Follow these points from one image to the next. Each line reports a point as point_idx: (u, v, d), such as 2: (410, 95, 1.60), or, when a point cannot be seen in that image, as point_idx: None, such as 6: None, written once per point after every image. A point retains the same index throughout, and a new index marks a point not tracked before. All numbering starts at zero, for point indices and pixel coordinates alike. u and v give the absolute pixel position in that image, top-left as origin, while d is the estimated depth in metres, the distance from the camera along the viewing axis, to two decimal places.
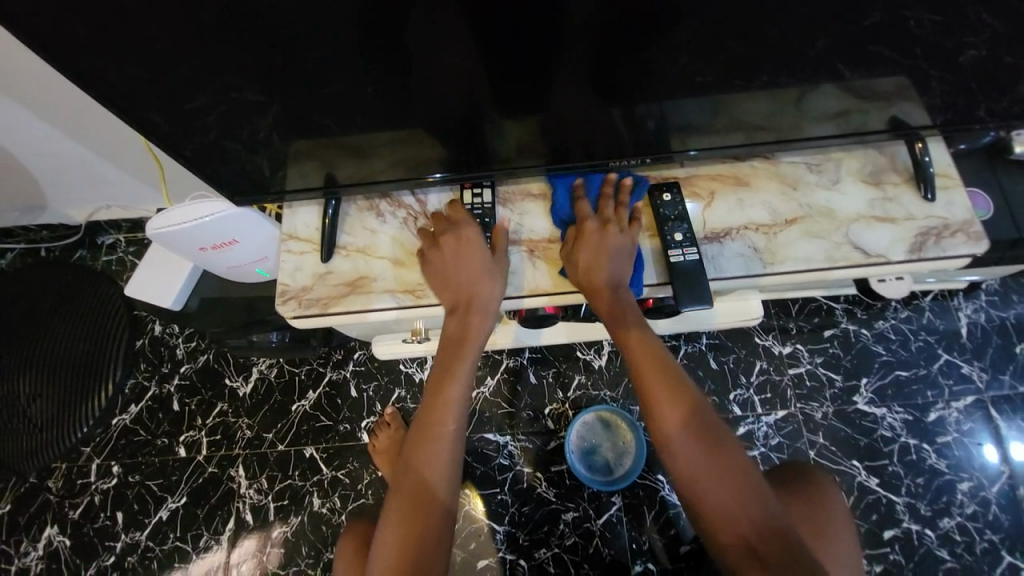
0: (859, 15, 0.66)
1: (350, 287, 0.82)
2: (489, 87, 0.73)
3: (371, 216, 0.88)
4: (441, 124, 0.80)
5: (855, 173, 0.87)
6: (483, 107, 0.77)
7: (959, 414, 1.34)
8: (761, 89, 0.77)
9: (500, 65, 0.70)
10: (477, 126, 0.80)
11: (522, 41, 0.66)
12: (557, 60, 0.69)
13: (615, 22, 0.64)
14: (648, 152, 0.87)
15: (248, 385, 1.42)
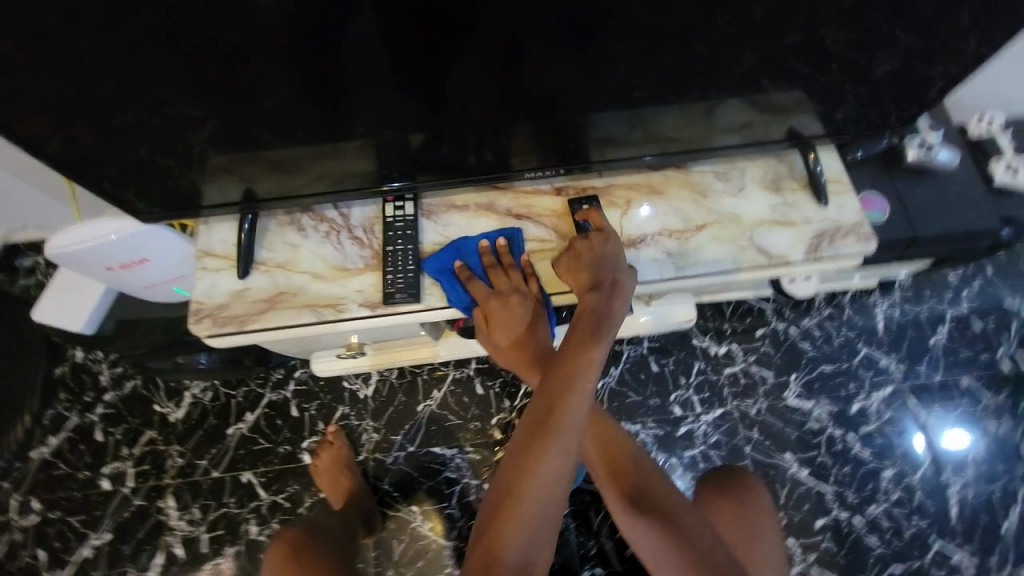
0: (755, 34, 0.72)
1: (267, 303, 0.80)
2: (409, 101, 0.75)
3: (293, 230, 0.87)
4: (363, 137, 0.80)
5: (758, 181, 0.93)
6: (405, 121, 0.78)
7: (880, 404, 1.43)
8: (673, 102, 0.82)
9: (419, 79, 0.71)
10: (400, 138, 0.81)
11: (438, 55, 0.68)
12: (474, 75, 0.72)
13: (527, 38, 0.68)
14: (563, 163, 0.90)
15: (180, 410, 1.35)
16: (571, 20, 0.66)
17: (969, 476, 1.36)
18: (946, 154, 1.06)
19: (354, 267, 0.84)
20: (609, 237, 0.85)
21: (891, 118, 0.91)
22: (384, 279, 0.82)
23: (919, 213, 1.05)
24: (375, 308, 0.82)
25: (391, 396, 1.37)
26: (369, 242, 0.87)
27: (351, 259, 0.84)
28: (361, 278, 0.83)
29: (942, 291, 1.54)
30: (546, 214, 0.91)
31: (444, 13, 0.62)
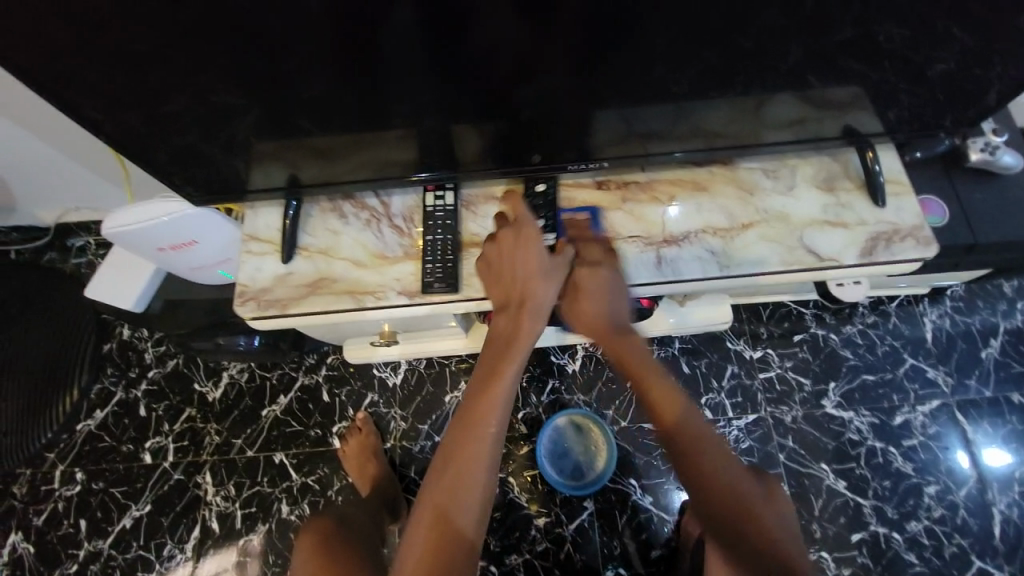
0: (810, 27, 0.68)
1: (309, 288, 0.82)
2: (453, 92, 0.74)
3: (335, 217, 0.88)
4: (406, 127, 0.80)
5: (810, 179, 0.89)
6: (448, 111, 0.78)
7: (925, 417, 1.36)
8: (719, 97, 0.79)
9: (465, 70, 0.71)
10: (441, 128, 0.81)
11: (485, 46, 0.67)
12: (520, 66, 0.71)
13: (576, 30, 0.66)
14: (606, 157, 0.88)
15: (217, 390, 1.40)
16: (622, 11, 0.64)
17: (1016, 495, 1.29)
18: (1011, 158, 0.99)
19: (394, 254, 0.85)
20: (535, 247, 0.81)
21: (956, 115, 0.85)
22: (423, 268, 0.83)
23: (980, 218, 0.99)
24: (413, 297, 0.82)
25: (419, 385, 1.38)
26: (408, 230, 0.87)
27: (391, 246, 0.85)
28: (400, 266, 0.84)
29: (997, 302, 1.45)
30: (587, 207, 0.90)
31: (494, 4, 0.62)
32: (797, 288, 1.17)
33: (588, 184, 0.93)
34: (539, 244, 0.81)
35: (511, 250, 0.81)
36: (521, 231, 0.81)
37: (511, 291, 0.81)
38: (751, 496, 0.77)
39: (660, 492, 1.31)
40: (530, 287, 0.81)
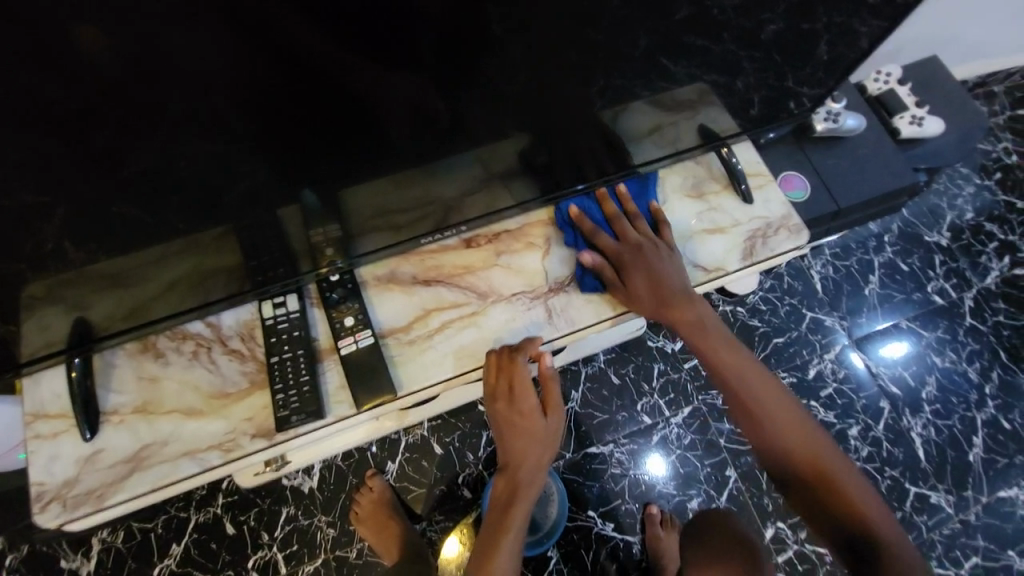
0: (653, 12, 0.61)
1: (129, 464, 0.71)
2: (270, 166, 0.61)
3: (149, 360, 0.75)
4: (223, 224, 0.66)
5: (679, 190, 0.89)
6: (275, 191, 0.65)
7: (832, 363, 1.45)
8: (574, 114, 0.73)
9: (278, 140, 0.58)
10: (265, 213, 0.67)
11: (293, 108, 0.55)
12: (342, 125, 0.60)
13: (399, 75, 0.56)
14: (463, 218, 0.81)
15: (88, 562, 1.12)
16: (445, 47, 0.55)
17: (927, 415, 1.41)
18: (852, 120, 1.03)
19: (230, 394, 0.74)
20: (531, 420, 0.80)
21: (807, 79, 0.84)
22: (273, 398, 0.72)
23: (837, 183, 1.03)
24: (266, 439, 0.73)
25: (340, 482, 1.22)
26: (244, 356, 0.76)
27: (226, 384, 0.74)
28: (238, 406, 0.74)
29: (866, 239, 1.58)
30: (456, 274, 0.82)
31: (289, 62, 0.50)
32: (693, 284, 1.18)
33: (455, 245, 0.85)
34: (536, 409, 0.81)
35: (513, 416, 0.80)
36: (526, 374, 0.76)
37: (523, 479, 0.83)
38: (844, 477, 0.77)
39: (620, 515, 1.26)
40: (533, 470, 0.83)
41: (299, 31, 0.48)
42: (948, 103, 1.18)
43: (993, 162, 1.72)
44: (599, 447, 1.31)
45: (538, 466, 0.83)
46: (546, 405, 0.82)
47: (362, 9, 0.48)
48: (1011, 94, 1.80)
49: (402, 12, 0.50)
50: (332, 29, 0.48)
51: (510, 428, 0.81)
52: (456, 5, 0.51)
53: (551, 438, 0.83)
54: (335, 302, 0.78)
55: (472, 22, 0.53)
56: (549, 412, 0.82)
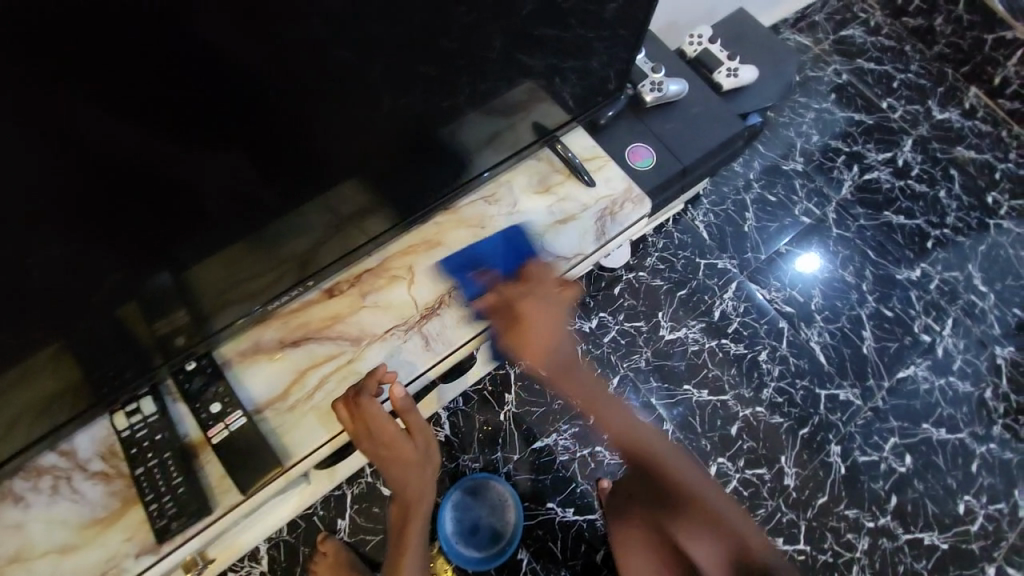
0: (491, 16, 0.66)
1: None
2: (81, 265, 0.58)
3: (6, 507, 0.68)
4: (49, 342, 0.61)
5: (526, 188, 0.93)
6: (99, 288, 0.61)
7: (733, 301, 1.57)
8: (403, 140, 0.74)
9: (77, 235, 0.56)
10: (89, 319, 0.63)
11: (80, 198, 0.54)
12: (145, 205, 0.58)
13: (186, 142, 0.56)
14: (317, 270, 0.80)
15: None
16: (224, 106, 0.55)
17: (820, 324, 1.57)
18: (676, 85, 1.12)
19: (106, 516, 0.69)
20: (397, 447, 0.79)
21: (626, 53, 0.88)
22: (147, 511, 0.68)
23: (678, 144, 1.12)
24: (157, 552, 0.68)
25: (292, 556, 1.17)
26: (116, 472, 0.71)
27: (100, 505, 0.69)
28: (119, 526, 0.69)
29: (735, 181, 1.73)
30: (324, 327, 0.81)
31: (53, 152, 0.49)
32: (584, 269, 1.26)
33: (319, 298, 0.83)
34: (401, 436, 0.80)
35: (379, 450, 0.78)
36: (375, 409, 0.74)
37: (411, 501, 0.84)
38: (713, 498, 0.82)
39: (577, 497, 1.30)
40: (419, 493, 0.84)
41: (51, 119, 0.47)
42: (761, 48, 1.31)
43: (826, 85, 1.92)
44: (543, 440, 1.34)
45: (422, 478, 0.84)
46: (410, 430, 0.81)
47: (112, 87, 0.48)
48: (829, 21, 2.01)
49: (166, 73, 0.51)
50: (85, 111, 0.48)
51: (378, 461, 0.80)
52: (216, 64, 0.52)
53: (424, 454, 0.84)
54: (202, 390, 0.74)
55: (243, 77, 0.54)
56: (415, 433, 0.82)
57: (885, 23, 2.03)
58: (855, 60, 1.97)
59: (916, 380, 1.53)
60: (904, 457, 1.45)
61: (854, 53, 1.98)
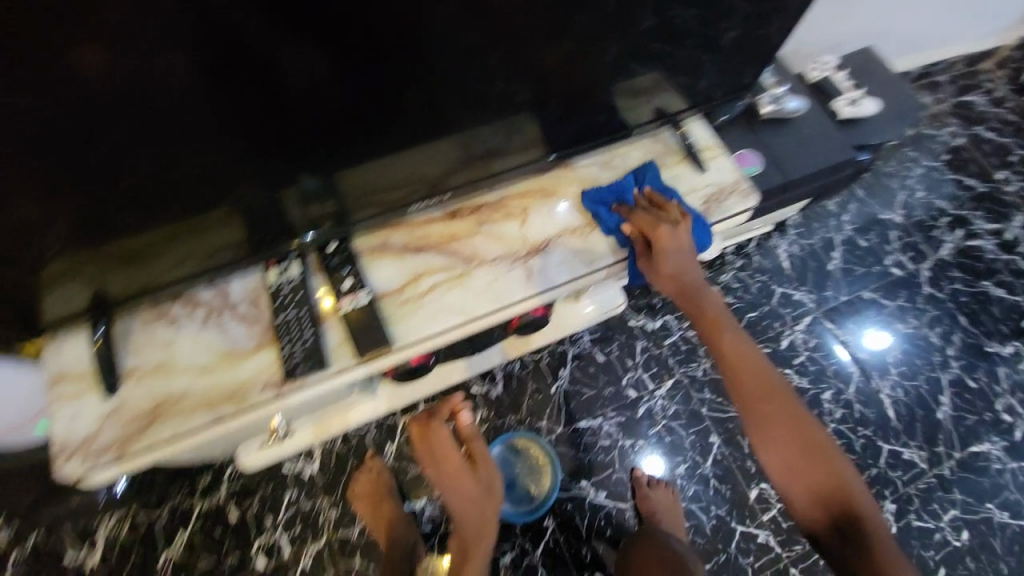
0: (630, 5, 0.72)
1: (147, 418, 0.76)
2: (275, 148, 0.71)
3: (163, 325, 0.81)
4: (230, 203, 0.74)
5: (641, 162, 0.98)
6: (280, 170, 0.74)
7: (804, 334, 1.54)
8: (538, 104, 0.83)
9: (277, 127, 0.68)
10: (262, 193, 0.75)
11: (293, 93, 0.65)
12: (338, 110, 0.70)
13: (373, 68, 0.66)
14: (449, 188, 0.89)
15: (96, 553, 1.15)
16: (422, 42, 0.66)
17: (894, 377, 1.51)
18: (795, 102, 1.16)
19: (245, 349, 0.81)
20: (460, 469, 1.00)
21: (749, 58, 0.93)
22: (280, 354, 0.79)
23: (787, 159, 1.13)
24: (279, 390, 0.79)
25: (340, 466, 1.26)
26: (256, 318, 0.83)
27: (241, 340, 0.81)
28: (252, 359, 0.80)
29: (827, 220, 1.70)
30: (443, 242, 0.90)
31: (287, 54, 0.60)
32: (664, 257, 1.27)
33: (441, 217, 0.93)
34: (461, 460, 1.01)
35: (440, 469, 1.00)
36: (441, 434, 1.01)
37: (470, 536, 0.98)
38: (828, 453, 0.80)
39: (611, 483, 1.32)
40: (477, 526, 0.99)
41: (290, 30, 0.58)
42: (884, 89, 1.31)
43: (941, 144, 1.86)
44: (589, 420, 1.37)
45: (486, 510, 1.00)
46: (474, 458, 1.03)
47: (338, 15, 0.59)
48: (955, 82, 1.95)
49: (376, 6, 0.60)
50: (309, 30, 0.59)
51: (447, 485, 1.00)
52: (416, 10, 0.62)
53: (487, 485, 1.02)
54: (333, 266, 0.85)
55: (432, 27, 0.64)
56: (477, 461, 1.03)
57: (1017, 93, 1.94)
58: (977, 124, 1.90)
59: (991, 458, 1.43)
60: (963, 533, 1.36)
61: (976, 118, 1.91)
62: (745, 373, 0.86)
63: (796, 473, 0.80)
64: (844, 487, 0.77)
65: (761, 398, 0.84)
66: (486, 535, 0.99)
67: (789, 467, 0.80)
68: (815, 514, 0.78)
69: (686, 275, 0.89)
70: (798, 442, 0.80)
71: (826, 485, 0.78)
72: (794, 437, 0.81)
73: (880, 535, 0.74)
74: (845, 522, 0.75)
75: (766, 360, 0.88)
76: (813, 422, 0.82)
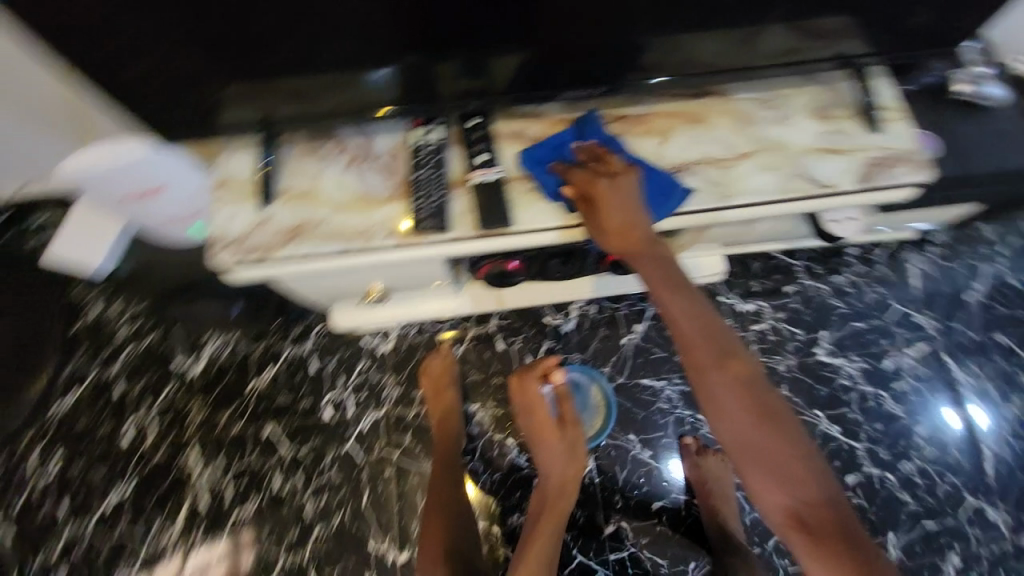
0: None
1: (291, 234, 0.78)
2: (454, 16, 0.72)
3: (314, 159, 0.84)
4: (388, 62, 0.77)
5: (806, 108, 0.87)
6: (450, 40, 0.75)
7: (913, 361, 1.38)
8: (709, 23, 0.78)
9: None
10: (418, 58, 0.77)
11: None
12: None
13: None
14: (603, 82, 0.84)
15: (200, 362, 1.33)
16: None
17: (1009, 435, 1.32)
18: (997, 90, 0.99)
19: (379, 197, 0.80)
20: (547, 425, 1.11)
21: (965, 17, 0.80)
22: (409, 208, 0.78)
23: (967, 148, 0.98)
24: (401, 240, 0.79)
25: (410, 352, 1.35)
26: (393, 171, 0.83)
27: (377, 188, 0.81)
28: (387, 207, 0.80)
29: (978, 247, 1.48)
30: (576, 143, 0.85)
31: None
32: (794, 229, 1.15)
33: (580, 119, 0.87)
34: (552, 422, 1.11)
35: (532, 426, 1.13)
36: (534, 387, 1.13)
37: (552, 493, 1.08)
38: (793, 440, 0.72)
39: (658, 445, 1.30)
40: (559, 485, 1.08)
41: None
42: None
43: None
44: (652, 380, 1.34)
45: (564, 474, 1.09)
46: (563, 421, 1.12)
47: None
48: None
49: None
50: None
51: (535, 440, 1.12)
52: None
53: (571, 447, 1.11)
54: (468, 138, 0.84)
55: None
56: (566, 426, 1.12)
57: None
58: None
59: None
60: None
61: None
62: (697, 346, 0.78)
63: (752, 459, 0.73)
64: (799, 465, 0.70)
65: (720, 380, 0.75)
66: (562, 497, 1.08)
67: (755, 460, 0.72)
68: (784, 514, 0.71)
69: (636, 231, 0.79)
70: (755, 420, 0.73)
71: (794, 479, 0.70)
72: (750, 412, 0.73)
73: (848, 535, 0.68)
74: (814, 527, 0.68)
75: (727, 332, 0.79)
76: (766, 389, 0.75)
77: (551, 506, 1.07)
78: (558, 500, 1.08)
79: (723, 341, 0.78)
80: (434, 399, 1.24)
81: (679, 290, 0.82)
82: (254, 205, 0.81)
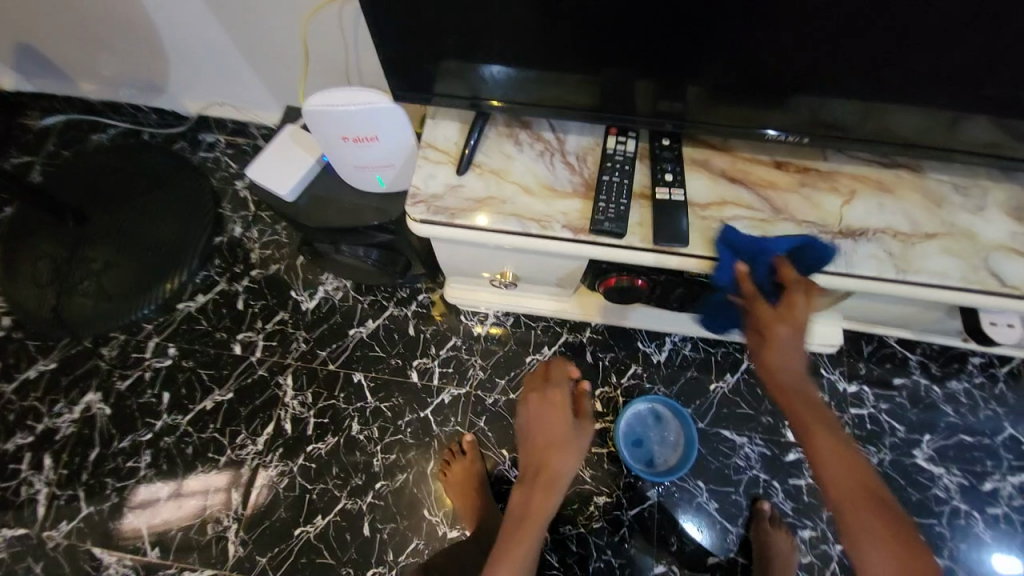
0: None
1: (479, 203, 0.88)
2: (688, 49, 0.76)
3: (509, 143, 0.92)
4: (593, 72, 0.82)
5: (1001, 205, 0.86)
6: (677, 69, 0.79)
7: (1020, 492, 1.26)
8: (918, 101, 0.78)
9: (682, 22, 0.72)
10: (623, 73, 0.81)
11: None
12: (740, 27, 0.72)
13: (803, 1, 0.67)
14: (813, 133, 0.85)
15: (312, 301, 1.43)
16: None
17: None
18: None
19: (562, 189, 0.89)
20: (559, 414, 1.06)
21: None
22: (595, 207, 0.85)
23: None
24: (576, 233, 0.86)
25: (502, 341, 1.39)
26: (578, 170, 0.90)
27: (562, 181, 0.89)
28: (569, 200, 0.88)
29: None
30: (762, 184, 0.89)
31: None
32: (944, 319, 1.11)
33: (767, 163, 0.91)
34: (567, 413, 1.06)
35: (544, 410, 1.06)
36: (559, 374, 1.11)
37: (541, 483, 1.02)
38: None
39: (726, 500, 1.26)
40: (555, 477, 1.02)
41: None
42: None
43: None
44: (733, 433, 1.31)
45: (560, 472, 1.03)
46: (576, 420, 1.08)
47: None
48: None
49: None
50: None
51: (538, 428, 1.07)
52: None
53: (573, 445, 1.05)
54: (658, 156, 0.89)
55: None
56: (578, 426, 1.06)
57: None
58: None
59: None
60: None
61: None
62: (837, 480, 0.72)
63: None
64: None
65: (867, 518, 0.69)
66: (549, 494, 1.01)
67: None
68: None
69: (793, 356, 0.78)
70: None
71: None
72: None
73: None
74: None
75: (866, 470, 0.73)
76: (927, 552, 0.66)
77: (533, 506, 1.00)
78: (545, 501, 1.01)
79: (877, 494, 0.70)
80: (460, 504, 1.21)
81: (825, 423, 0.76)
82: (450, 170, 0.91)
